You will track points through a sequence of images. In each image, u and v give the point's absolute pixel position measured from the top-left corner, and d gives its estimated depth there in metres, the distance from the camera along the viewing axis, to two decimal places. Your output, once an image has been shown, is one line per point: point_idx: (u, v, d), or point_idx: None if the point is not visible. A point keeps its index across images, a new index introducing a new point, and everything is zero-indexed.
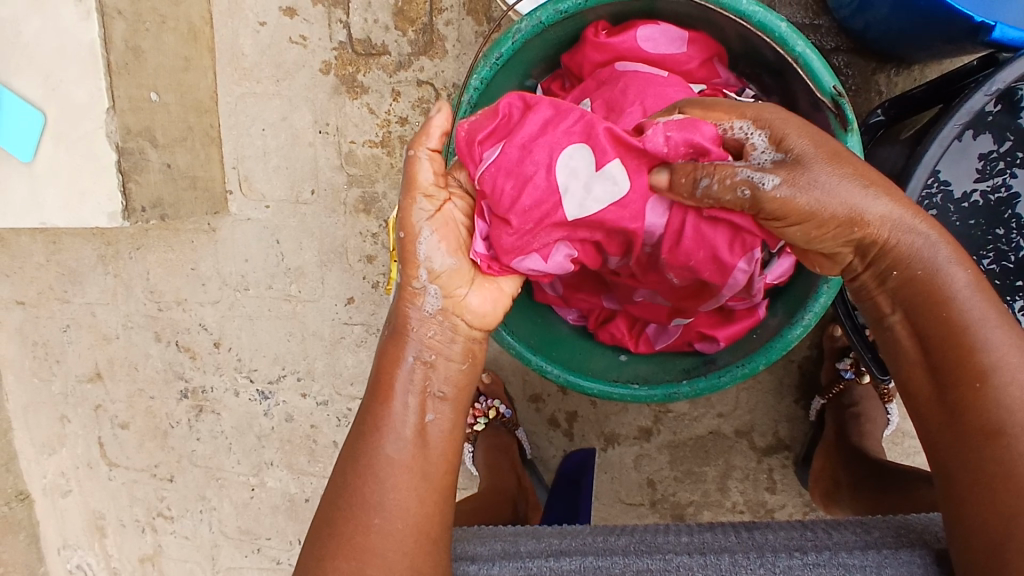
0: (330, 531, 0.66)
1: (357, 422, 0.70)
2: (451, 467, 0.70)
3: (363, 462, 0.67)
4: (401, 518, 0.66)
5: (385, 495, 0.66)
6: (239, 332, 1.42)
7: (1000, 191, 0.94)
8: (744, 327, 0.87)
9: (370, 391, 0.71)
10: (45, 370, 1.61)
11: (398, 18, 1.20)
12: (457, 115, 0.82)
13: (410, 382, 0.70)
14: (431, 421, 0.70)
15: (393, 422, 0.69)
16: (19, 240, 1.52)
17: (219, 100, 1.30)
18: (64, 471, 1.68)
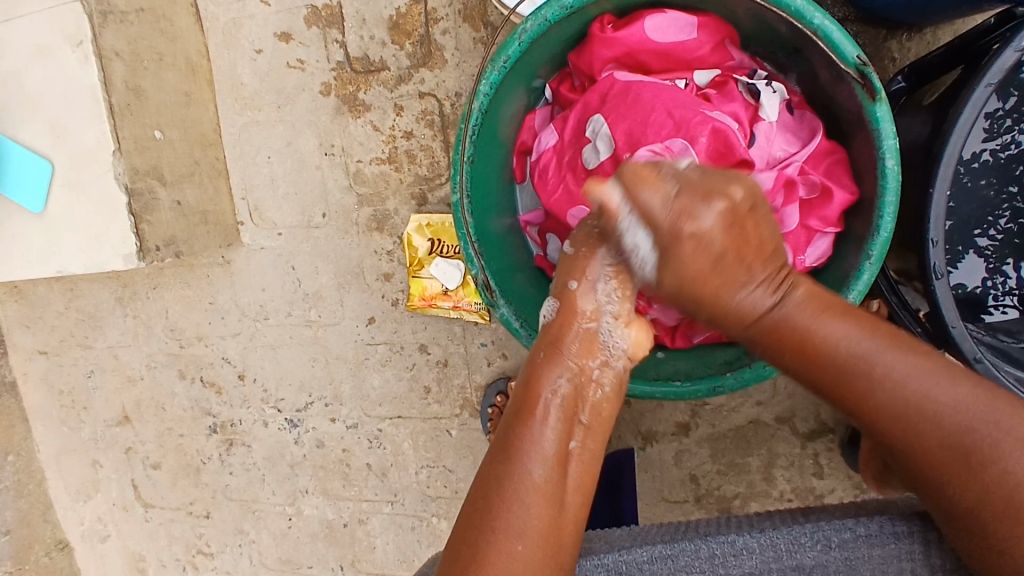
0: (471, 552, 0.67)
1: (500, 440, 0.74)
2: (587, 498, 0.73)
3: (507, 484, 0.69)
4: (539, 537, 0.67)
5: (523, 515, 0.68)
6: (262, 362, 1.41)
7: (1011, 148, 0.92)
8: None
9: (513, 413, 0.75)
10: (73, 417, 1.60)
11: (394, 32, 1.19)
12: (470, 122, 0.82)
13: (558, 405, 0.75)
14: (575, 447, 0.74)
15: (540, 445, 0.72)
16: (37, 289, 1.52)
17: (222, 132, 1.29)
18: (101, 516, 1.68)
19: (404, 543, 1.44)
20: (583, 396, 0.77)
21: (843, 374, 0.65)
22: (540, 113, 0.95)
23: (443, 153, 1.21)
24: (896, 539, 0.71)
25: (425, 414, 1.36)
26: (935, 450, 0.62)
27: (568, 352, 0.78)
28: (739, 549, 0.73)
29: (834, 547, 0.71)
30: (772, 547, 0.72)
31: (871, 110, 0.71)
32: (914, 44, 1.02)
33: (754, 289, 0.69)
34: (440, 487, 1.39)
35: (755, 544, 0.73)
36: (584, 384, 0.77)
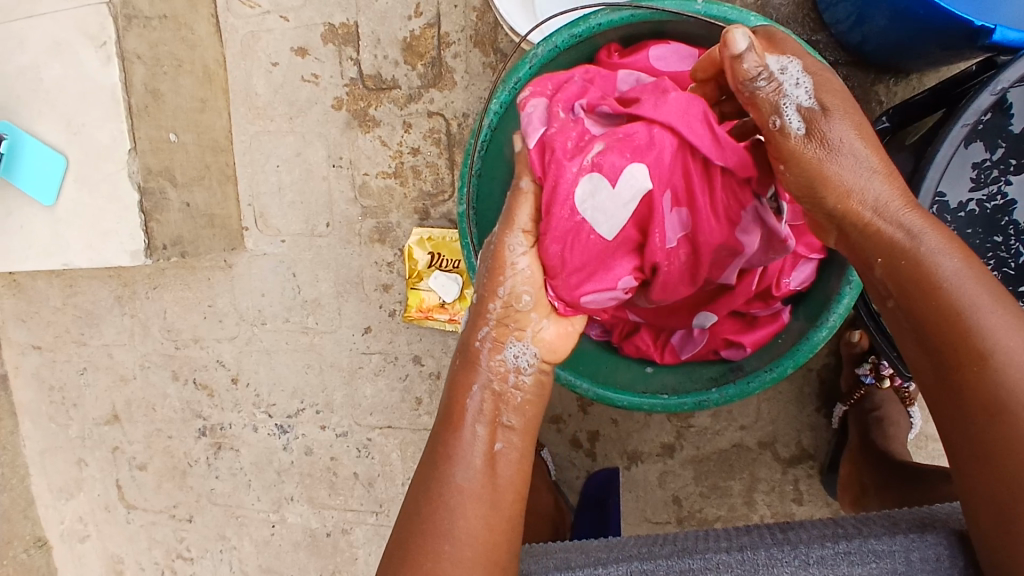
0: (403, 557, 0.67)
1: (430, 451, 0.74)
2: (521, 496, 0.72)
3: (433, 491, 0.70)
4: (470, 543, 0.67)
5: (454, 522, 0.67)
6: (257, 367, 1.43)
7: (997, 199, 0.96)
8: (768, 332, 0.87)
9: (439, 423, 0.75)
10: (61, 414, 1.61)
11: (407, 53, 1.24)
12: (477, 140, 0.85)
13: (479, 411, 0.74)
14: (501, 449, 0.73)
15: (466, 452, 0.72)
16: (35, 284, 1.54)
17: (234, 139, 1.33)
18: (82, 516, 1.67)
19: None
20: (505, 400, 0.76)
21: (941, 307, 0.62)
22: None
23: (448, 170, 1.25)
24: (876, 559, 0.68)
25: (415, 426, 1.37)
26: (997, 394, 0.59)
27: (482, 367, 0.76)
28: (713, 566, 0.71)
29: (811, 563, 0.69)
30: (745, 564, 0.70)
31: None
32: (899, 90, 1.09)
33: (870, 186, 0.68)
34: None
35: (729, 560, 0.71)
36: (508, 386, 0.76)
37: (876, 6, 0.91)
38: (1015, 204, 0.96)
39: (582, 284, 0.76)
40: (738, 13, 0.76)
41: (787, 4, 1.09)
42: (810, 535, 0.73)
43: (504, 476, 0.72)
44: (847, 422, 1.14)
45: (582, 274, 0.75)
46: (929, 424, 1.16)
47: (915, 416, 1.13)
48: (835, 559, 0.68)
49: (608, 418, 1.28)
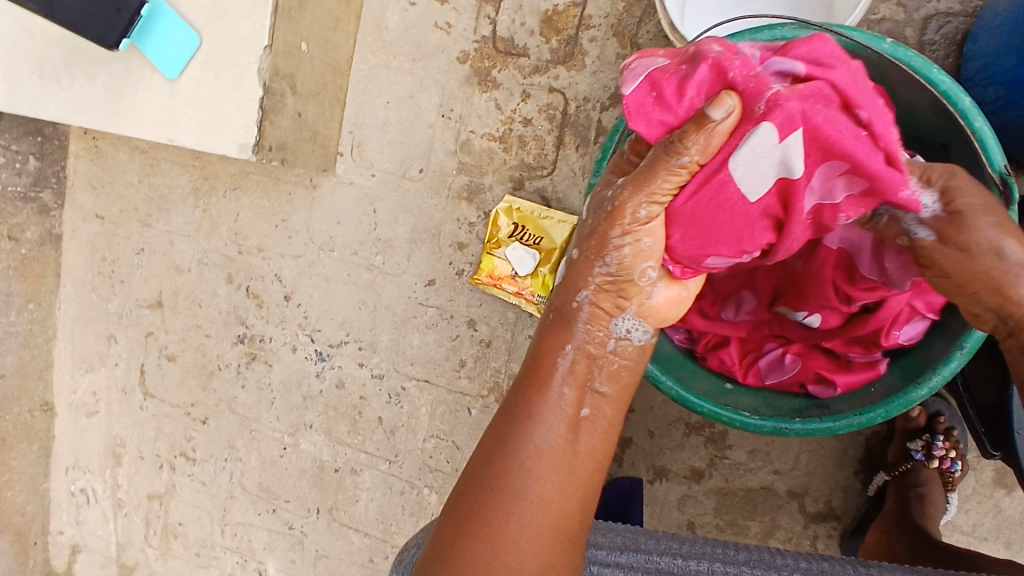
0: (481, 501, 0.72)
1: (511, 403, 0.76)
2: (600, 462, 0.76)
3: (513, 444, 0.73)
4: (542, 510, 0.71)
5: (529, 484, 0.71)
6: (312, 291, 1.44)
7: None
8: (862, 379, 0.89)
9: (524, 377, 0.77)
10: (106, 286, 1.63)
11: (545, 26, 1.24)
12: None
13: (570, 372, 0.76)
14: (587, 413, 0.76)
15: (549, 411, 0.74)
16: (117, 155, 1.55)
17: (352, 66, 1.34)
18: (96, 391, 1.69)
19: (388, 504, 1.46)
20: (598, 365, 0.77)
21: None
22: None
23: (554, 149, 1.26)
24: None
25: (451, 387, 1.38)
26: None
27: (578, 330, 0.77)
28: None
29: None
30: None
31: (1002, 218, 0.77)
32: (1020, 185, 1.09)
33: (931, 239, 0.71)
34: (441, 461, 1.41)
35: None
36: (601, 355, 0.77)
37: None
38: None
39: (705, 248, 0.73)
40: (923, 62, 0.79)
41: None
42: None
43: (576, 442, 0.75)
44: (885, 492, 1.15)
45: (707, 239, 0.73)
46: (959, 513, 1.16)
47: (952, 501, 1.13)
48: None
49: (645, 429, 1.28)
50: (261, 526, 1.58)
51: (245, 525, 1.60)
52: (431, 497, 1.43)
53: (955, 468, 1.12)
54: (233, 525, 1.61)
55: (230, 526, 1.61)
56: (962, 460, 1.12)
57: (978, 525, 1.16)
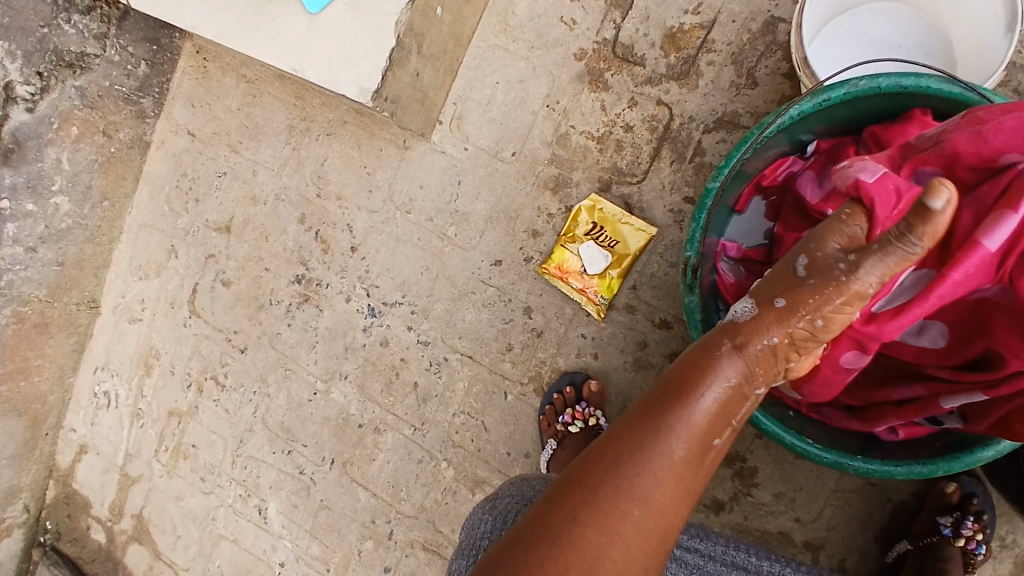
0: (586, 500, 0.65)
1: (651, 407, 0.69)
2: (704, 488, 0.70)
3: (647, 452, 0.66)
4: (653, 520, 0.66)
5: (649, 491, 0.65)
6: (379, 247, 1.47)
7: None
8: (926, 429, 0.92)
9: (672, 380, 0.70)
10: (180, 202, 1.67)
11: (667, 41, 1.28)
12: (761, 131, 0.87)
13: (722, 392, 0.69)
14: (716, 443, 0.70)
15: (688, 427, 0.68)
16: (224, 79, 1.61)
17: (472, 40, 1.38)
18: (145, 299, 1.73)
19: (403, 469, 1.47)
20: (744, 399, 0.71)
21: None
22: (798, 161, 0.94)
23: (648, 159, 1.29)
24: None
25: (493, 368, 1.40)
26: None
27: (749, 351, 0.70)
28: None
29: None
30: None
31: None
32: None
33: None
34: (466, 439, 1.43)
35: None
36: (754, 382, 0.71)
37: None
38: None
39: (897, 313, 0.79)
40: None
41: None
42: None
43: (698, 472, 0.69)
44: (904, 560, 1.16)
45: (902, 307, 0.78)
46: None
47: None
48: None
49: None
50: (272, 465, 1.60)
51: (257, 460, 1.62)
52: (448, 472, 1.44)
53: (979, 551, 1.13)
54: (245, 458, 1.63)
55: (242, 458, 1.63)
56: (987, 545, 1.13)
57: None
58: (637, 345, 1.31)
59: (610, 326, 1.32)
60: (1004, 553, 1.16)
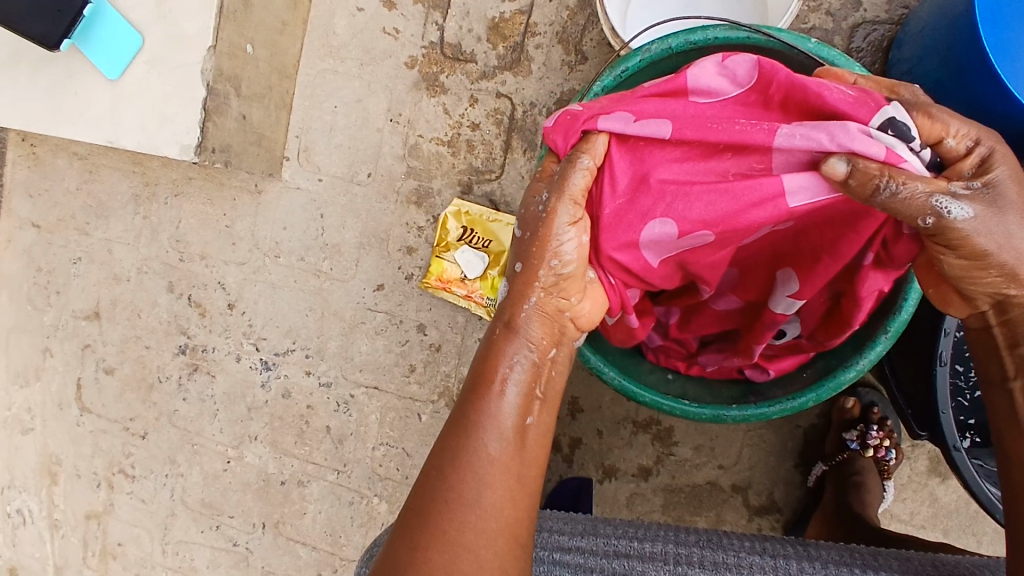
0: (424, 522, 0.66)
1: (458, 416, 0.72)
2: (542, 470, 0.73)
3: (463, 456, 0.68)
4: (494, 517, 0.67)
5: (481, 492, 0.67)
6: (257, 298, 1.41)
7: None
8: (793, 363, 0.93)
9: (470, 385, 0.73)
10: (41, 298, 1.55)
11: (491, 33, 1.27)
12: None
13: (516, 378, 0.73)
14: (531, 423, 0.73)
15: (496, 419, 0.71)
16: (55, 161, 1.50)
17: (300, 70, 1.34)
18: (31, 407, 1.59)
19: (336, 516, 1.41)
20: (541, 373, 0.75)
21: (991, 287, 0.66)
22: None
23: (501, 153, 1.28)
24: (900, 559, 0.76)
25: (401, 393, 1.37)
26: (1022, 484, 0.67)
27: (526, 335, 0.75)
28: (746, 565, 0.78)
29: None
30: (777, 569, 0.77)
31: None
32: None
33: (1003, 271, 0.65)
34: (391, 469, 1.38)
35: (764, 564, 0.78)
36: (540, 360, 0.75)
37: (949, 95, 0.95)
38: None
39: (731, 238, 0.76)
40: (845, 61, 0.80)
41: None
42: (831, 555, 0.77)
43: (530, 458, 0.71)
44: (824, 482, 1.20)
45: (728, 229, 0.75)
46: (896, 502, 1.20)
47: (888, 489, 1.18)
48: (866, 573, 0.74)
49: (594, 429, 1.29)
50: (203, 545, 1.51)
51: (186, 544, 1.52)
52: (381, 507, 1.39)
53: (890, 456, 1.17)
54: (174, 544, 1.53)
55: (172, 545, 1.53)
56: (896, 449, 1.17)
57: (915, 513, 1.20)
58: None
59: None
60: (918, 452, 1.21)
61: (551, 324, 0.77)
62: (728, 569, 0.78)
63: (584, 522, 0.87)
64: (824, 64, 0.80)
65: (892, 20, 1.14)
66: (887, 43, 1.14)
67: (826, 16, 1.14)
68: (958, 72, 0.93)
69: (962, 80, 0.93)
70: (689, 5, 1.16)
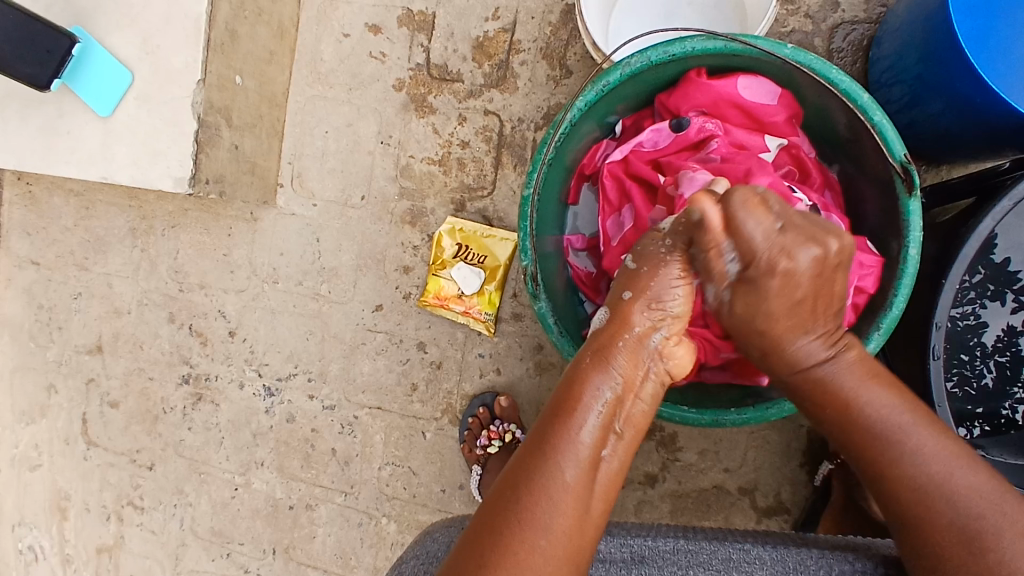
0: (494, 539, 0.66)
1: (532, 439, 0.71)
2: (608, 505, 0.72)
3: (536, 481, 0.68)
4: (559, 543, 0.67)
5: (552, 516, 0.67)
6: (257, 324, 1.42)
7: (969, 319, 1.02)
8: None
9: (549, 413, 0.73)
10: (43, 335, 1.56)
11: (476, 52, 1.29)
12: (556, 130, 0.88)
13: (601, 410, 0.72)
14: (605, 456, 0.72)
15: (575, 448, 0.70)
16: (51, 199, 1.52)
17: (290, 98, 1.36)
18: (38, 444, 1.60)
19: (346, 538, 1.41)
20: (621, 407, 0.74)
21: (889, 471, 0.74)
22: (607, 145, 1.00)
23: (492, 169, 1.29)
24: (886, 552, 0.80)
25: (404, 412, 1.37)
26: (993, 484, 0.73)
27: (617, 367, 0.75)
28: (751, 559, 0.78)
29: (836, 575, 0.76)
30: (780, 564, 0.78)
31: (905, 203, 0.81)
32: (928, 177, 1.14)
33: (816, 339, 0.77)
34: (399, 489, 1.38)
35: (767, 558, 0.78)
36: (627, 398, 0.75)
37: (930, 91, 0.96)
38: (985, 326, 1.02)
39: None
40: (822, 63, 0.80)
41: None
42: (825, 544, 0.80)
43: (606, 489, 0.71)
44: (830, 481, 1.19)
45: None
46: None
47: None
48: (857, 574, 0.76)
49: None
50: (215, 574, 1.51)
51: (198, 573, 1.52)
52: (390, 527, 1.39)
53: None
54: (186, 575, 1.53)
55: None
56: None
57: None
58: (534, 349, 1.30)
59: (503, 339, 1.31)
60: None
61: (643, 360, 0.77)
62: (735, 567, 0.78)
63: None
64: (802, 68, 0.80)
65: (870, 20, 1.15)
66: (867, 41, 1.15)
67: (805, 18, 1.16)
68: (936, 67, 0.94)
69: (940, 76, 0.93)
70: (673, 17, 1.18)
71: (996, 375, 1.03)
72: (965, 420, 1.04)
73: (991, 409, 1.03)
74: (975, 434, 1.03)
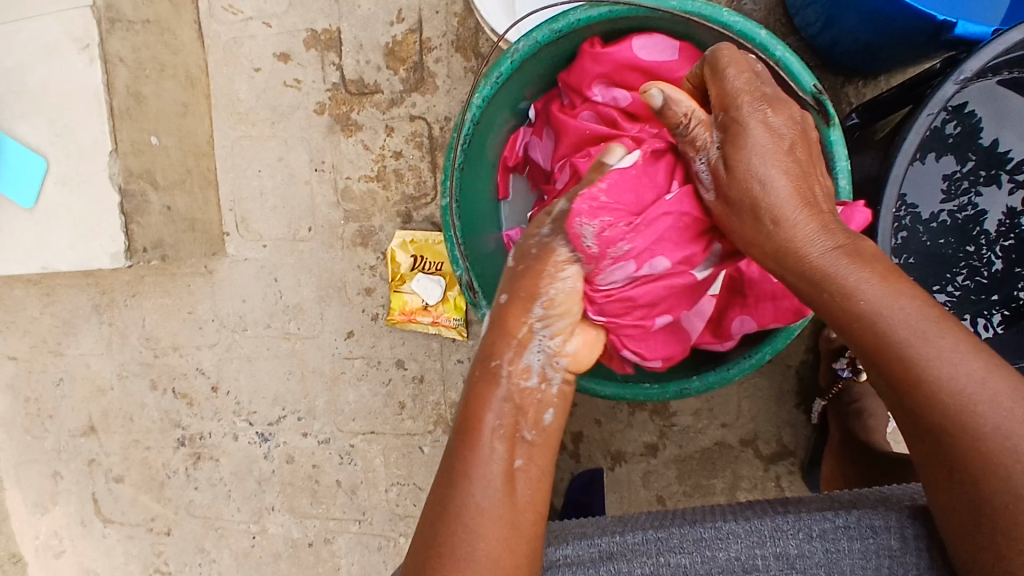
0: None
1: (443, 470, 0.68)
2: (541, 514, 0.68)
3: (450, 512, 0.64)
4: (492, 568, 0.63)
5: (473, 545, 0.63)
6: (237, 374, 1.42)
7: (967, 210, 0.96)
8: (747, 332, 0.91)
9: (454, 435, 0.70)
10: (37, 426, 1.57)
11: (389, 58, 1.25)
12: (459, 133, 0.86)
13: (499, 425, 0.69)
14: (519, 465, 0.69)
15: (483, 468, 0.66)
16: (13, 293, 1.51)
17: (216, 144, 1.34)
18: (57, 531, 1.61)
19: (369, 563, 1.41)
20: (524, 413, 0.72)
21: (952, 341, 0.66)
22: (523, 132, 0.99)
23: (430, 174, 1.26)
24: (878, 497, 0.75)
25: (398, 431, 1.36)
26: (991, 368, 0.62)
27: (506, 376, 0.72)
28: (724, 534, 0.75)
29: (814, 535, 0.72)
30: (754, 533, 0.73)
31: (826, 134, 0.78)
32: (869, 92, 1.10)
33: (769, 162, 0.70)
34: (409, 506, 1.37)
35: (738, 529, 0.74)
36: (525, 403, 0.72)
37: (844, 8, 0.92)
38: (985, 214, 0.96)
39: None
40: (712, 8, 0.78)
41: (760, 8, 1.12)
42: (808, 508, 0.75)
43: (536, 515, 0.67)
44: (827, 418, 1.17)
45: None
46: None
47: None
48: (838, 531, 0.71)
49: (591, 419, 1.28)
50: None
51: None
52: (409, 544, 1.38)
53: None
54: None
55: None
56: None
57: None
58: None
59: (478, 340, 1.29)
60: None
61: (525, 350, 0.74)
62: (705, 542, 0.74)
63: (574, 532, 0.82)
64: (693, 16, 0.78)
65: None
66: None
67: None
68: None
69: None
70: None
71: (1004, 261, 0.97)
72: (983, 310, 0.99)
73: (1007, 294, 0.97)
74: (996, 323, 0.98)
